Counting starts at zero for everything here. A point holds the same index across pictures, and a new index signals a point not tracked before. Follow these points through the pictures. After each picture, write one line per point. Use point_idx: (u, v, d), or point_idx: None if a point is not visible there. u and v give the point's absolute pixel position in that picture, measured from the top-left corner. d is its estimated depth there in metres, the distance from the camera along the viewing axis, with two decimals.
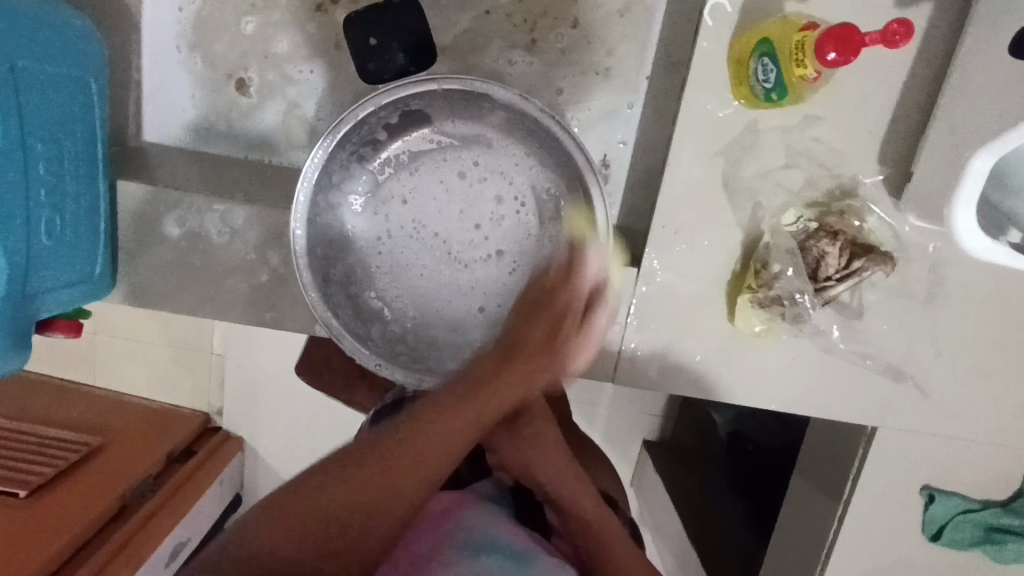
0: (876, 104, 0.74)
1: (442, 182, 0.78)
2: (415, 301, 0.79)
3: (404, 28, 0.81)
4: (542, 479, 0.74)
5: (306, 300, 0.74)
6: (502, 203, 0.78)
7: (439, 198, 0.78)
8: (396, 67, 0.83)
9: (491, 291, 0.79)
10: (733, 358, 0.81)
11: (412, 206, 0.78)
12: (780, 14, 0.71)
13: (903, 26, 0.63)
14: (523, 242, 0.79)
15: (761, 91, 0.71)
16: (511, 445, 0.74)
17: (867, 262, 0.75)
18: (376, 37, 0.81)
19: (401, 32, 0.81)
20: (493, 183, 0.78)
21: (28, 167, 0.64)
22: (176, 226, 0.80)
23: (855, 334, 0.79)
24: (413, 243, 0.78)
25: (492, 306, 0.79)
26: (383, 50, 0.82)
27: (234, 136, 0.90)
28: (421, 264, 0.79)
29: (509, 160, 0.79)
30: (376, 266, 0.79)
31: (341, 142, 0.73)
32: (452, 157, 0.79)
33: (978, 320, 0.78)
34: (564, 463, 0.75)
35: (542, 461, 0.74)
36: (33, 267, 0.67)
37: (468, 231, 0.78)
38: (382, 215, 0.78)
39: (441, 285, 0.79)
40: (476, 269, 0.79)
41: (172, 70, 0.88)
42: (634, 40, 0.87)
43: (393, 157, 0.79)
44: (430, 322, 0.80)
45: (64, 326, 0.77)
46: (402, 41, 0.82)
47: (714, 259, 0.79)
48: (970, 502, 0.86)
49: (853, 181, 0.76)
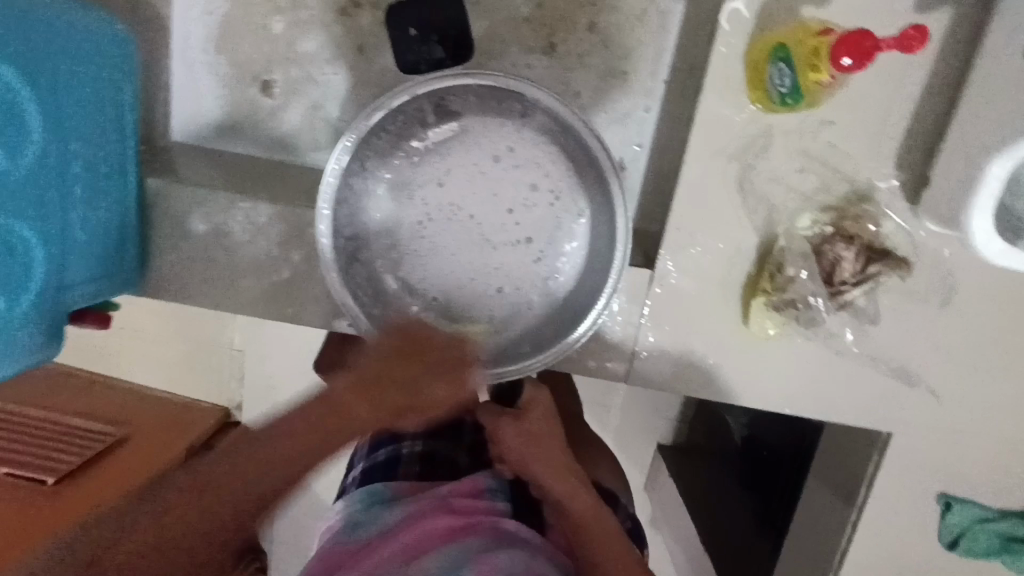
0: (893, 109, 0.73)
1: (475, 166, 0.80)
2: (436, 286, 0.81)
3: (446, 22, 0.82)
4: (539, 473, 0.73)
5: (327, 281, 0.73)
6: (535, 190, 0.80)
7: (472, 183, 0.80)
8: (433, 60, 0.83)
9: (517, 276, 0.81)
10: (748, 360, 0.81)
11: (446, 189, 0.80)
12: (795, 20, 0.72)
13: (918, 32, 0.63)
14: (552, 231, 0.80)
15: (777, 95, 0.71)
16: (513, 434, 0.75)
17: (881, 267, 0.75)
18: (417, 29, 0.81)
19: (442, 27, 0.82)
20: (525, 171, 0.80)
21: (64, 166, 0.67)
22: (202, 223, 0.82)
23: (869, 339, 0.79)
24: (445, 227, 0.80)
25: (514, 291, 0.81)
26: (421, 42, 0.82)
27: (258, 137, 0.92)
28: (451, 248, 0.80)
29: (541, 149, 0.79)
30: (406, 250, 0.80)
31: (371, 133, 0.75)
32: (486, 144, 0.80)
33: (995, 327, 0.78)
34: (560, 459, 0.75)
35: (540, 456, 0.74)
36: (66, 262, 0.70)
37: (500, 215, 0.80)
38: (416, 200, 0.80)
39: (461, 272, 0.80)
40: (504, 254, 0.80)
41: (200, 73, 0.91)
42: (650, 44, 0.87)
43: (425, 142, 0.80)
44: (453, 305, 0.81)
45: (94, 319, 0.79)
46: (441, 33, 0.82)
47: (727, 261, 0.79)
48: (986, 512, 0.85)
49: (868, 186, 0.76)
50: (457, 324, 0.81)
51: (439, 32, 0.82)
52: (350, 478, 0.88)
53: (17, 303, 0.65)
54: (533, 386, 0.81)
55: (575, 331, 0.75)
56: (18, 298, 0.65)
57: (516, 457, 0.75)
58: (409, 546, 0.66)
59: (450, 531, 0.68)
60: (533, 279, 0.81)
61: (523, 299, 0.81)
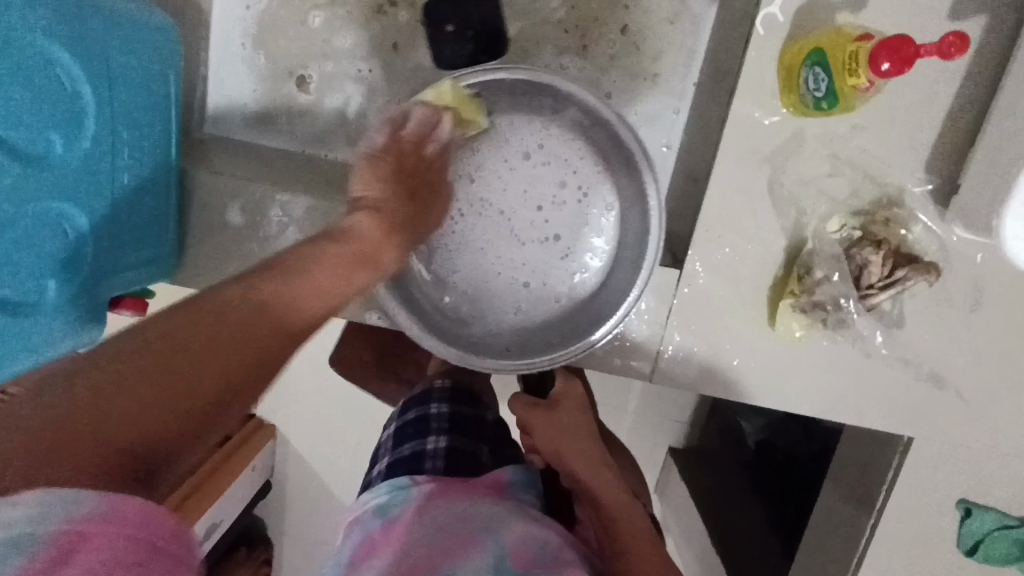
0: (926, 115, 0.74)
1: (505, 163, 0.82)
2: (468, 280, 0.83)
3: (480, 20, 0.85)
4: (572, 467, 0.78)
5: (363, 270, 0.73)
6: (564, 187, 0.82)
7: (502, 180, 0.82)
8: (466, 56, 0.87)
9: (544, 271, 0.83)
10: (774, 362, 0.82)
11: (476, 185, 0.82)
12: (831, 26, 0.73)
13: (959, 38, 0.63)
14: (579, 228, 0.83)
15: (812, 99, 0.73)
16: (546, 429, 0.81)
17: (909, 272, 0.75)
18: (452, 25, 0.85)
19: (476, 25, 0.85)
20: (554, 169, 0.82)
21: (115, 155, 0.69)
22: (239, 213, 0.84)
23: (895, 342, 0.80)
24: (474, 223, 0.82)
25: (541, 287, 0.83)
26: (455, 37, 0.85)
27: (292, 130, 0.94)
28: (480, 242, 0.82)
29: (570, 147, 0.82)
30: (439, 244, 0.82)
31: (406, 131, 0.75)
32: (517, 142, 0.82)
33: (1022, 333, 0.78)
34: (593, 453, 0.80)
35: (574, 449, 0.79)
36: (111, 246, 0.72)
37: (529, 212, 0.82)
38: (447, 195, 0.82)
39: (491, 267, 0.82)
40: (531, 250, 0.82)
41: (237, 66, 0.92)
42: (682, 46, 0.88)
43: (457, 139, 0.81)
44: (481, 298, 0.83)
45: (131, 305, 0.80)
46: (475, 30, 0.85)
47: (755, 263, 0.80)
48: (1009, 518, 0.85)
49: (899, 191, 0.76)
50: (484, 318, 0.83)
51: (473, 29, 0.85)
52: (377, 471, 0.88)
53: (70, 283, 0.68)
54: (565, 377, 0.87)
55: (602, 328, 0.74)
56: (70, 279, 0.68)
57: (549, 449, 0.81)
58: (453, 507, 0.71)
59: (485, 496, 0.75)
60: (559, 275, 0.83)
61: (548, 295, 0.83)
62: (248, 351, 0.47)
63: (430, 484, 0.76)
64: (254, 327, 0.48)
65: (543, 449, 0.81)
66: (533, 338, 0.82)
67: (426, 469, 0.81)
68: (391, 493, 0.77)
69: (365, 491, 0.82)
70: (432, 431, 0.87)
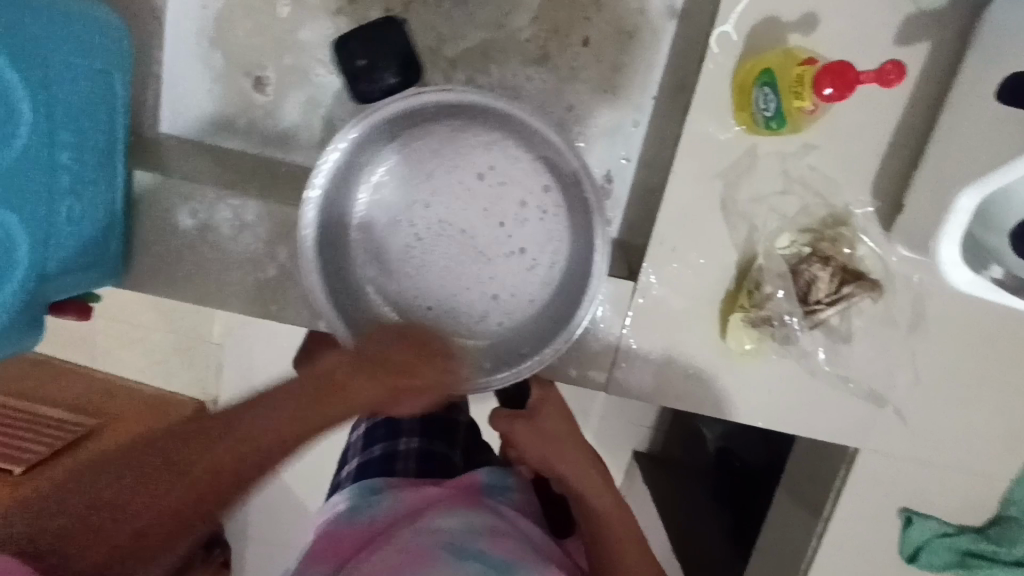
0: (871, 137, 0.76)
1: (459, 184, 0.82)
2: (436, 294, 0.83)
3: (391, 47, 0.81)
4: (563, 473, 0.78)
5: (312, 295, 0.74)
6: (523, 206, 0.81)
7: (457, 201, 0.82)
8: (386, 88, 0.82)
9: (512, 285, 0.82)
10: (724, 375, 0.83)
11: (433, 209, 0.82)
12: (783, 46, 0.74)
13: (897, 67, 0.64)
14: (546, 245, 0.82)
15: (761, 118, 0.73)
16: (532, 438, 0.79)
17: (855, 289, 0.77)
18: (366, 59, 0.81)
19: (388, 52, 0.81)
20: (511, 188, 0.81)
21: (53, 156, 0.66)
22: (189, 217, 0.82)
23: (842, 358, 0.82)
24: (436, 244, 0.82)
25: (509, 299, 0.82)
26: (372, 70, 0.81)
27: (250, 132, 0.92)
28: (444, 262, 0.82)
29: (523, 167, 0.81)
30: (403, 271, 0.83)
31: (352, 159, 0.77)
32: (467, 163, 0.81)
33: (961, 349, 0.81)
34: (576, 455, 0.80)
35: (560, 456, 0.79)
36: (52, 251, 0.70)
37: (492, 228, 0.82)
38: (403, 224, 0.82)
39: (456, 287, 0.82)
40: (496, 267, 0.82)
41: (192, 66, 0.90)
42: (641, 60, 0.89)
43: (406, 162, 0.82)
44: (449, 314, 0.82)
45: (76, 310, 0.79)
46: (392, 58, 0.81)
47: (707, 277, 0.81)
48: (946, 526, 0.87)
49: (846, 210, 0.78)
50: (454, 334, 0.82)
51: (391, 59, 0.81)
52: (345, 473, 0.88)
53: (4, 287, 0.64)
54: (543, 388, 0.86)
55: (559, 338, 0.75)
56: (5, 283, 0.64)
57: (535, 456, 0.80)
58: (423, 521, 0.68)
59: (460, 507, 0.72)
60: (527, 287, 0.82)
61: (518, 309, 0.82)
62: (314, 410, 0.63)
63: (405, 496, 0.74)
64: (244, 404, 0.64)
65: (530, 457, 0.80)
66: (501, 344, 0.82)
67: (396, 471, 0.81)
68: (364, 499, 0.76)
69: (335, 493, 0.82)
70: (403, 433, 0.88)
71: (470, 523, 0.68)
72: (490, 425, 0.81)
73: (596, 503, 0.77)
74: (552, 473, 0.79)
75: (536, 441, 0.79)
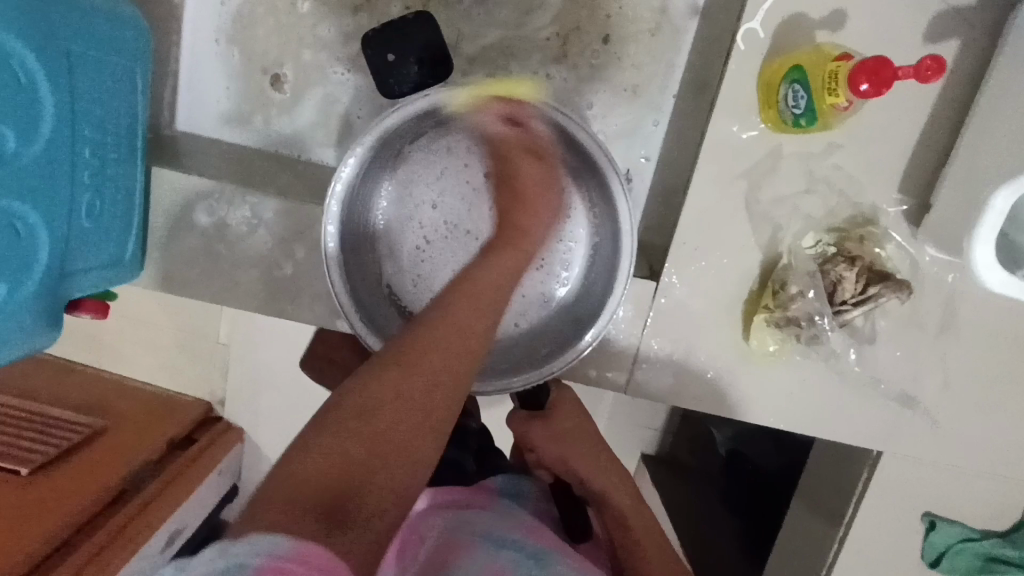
0: (899, 135, 0.75)
1: (467, 184, 0.83)
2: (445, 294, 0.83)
3: (420, 43, 0.84)
4: (580, 472, 0.77)
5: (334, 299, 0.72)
6: None
7: (466, 200, 0.83)
8: (413, 80, 0.85)
9: (520, 284, 0.83)
10: (747, 376, 0.82)
11: (441, 210, 0.84)
12: (811, 44, 0.73)
13: (936, 63, 0.64)
14: (555, 243, 0.83)
15: (791, 116, 0.73)
16: (546, 441, 0.78)
17: (882, 289, 0.76)
18: (394, 52, 0.84)
19: (417, 47, 0.84)
20: None
21: (75, 152, 0.66)
22: (206, 215, 0.82)
23: (867, 359, 0.81)
24: (444, 244, 0.84)
25: (519, 298, 0.83)
26: (400, 66, 0.84)
27: (267, 129, 0.91)
28: (453, 262, 0.84)
29: None
30: (412, 272, 0.84)
31: (372, 158, 0.75)
32: (473, 163, 0.83)
33: (990, 350, 0.80)
34: (597, 456, 0.79)
35: (576, 456, 0.77)
36: (70, 249, 0.69)
37: None
38: (413, 225, 0.84)
39: None
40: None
41: (209, 63, 0.89)
42: (663, 59, 0.89)
43: (415, 162, 0.83)
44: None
45: (92, 308, 0.78)
46: (418, 54, 0.84)
47: (731, 277, 0.80)
48: (970, 531, 0.86)
49: (873, 210, 0.77)
50: None
51: (416, 54, 0.84)
52: None
53: (22, 285, 0.64)
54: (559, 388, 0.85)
55: (584, 340, 0.72)
56: (22, 281, 0.63)
57: (551, 457, 0.78)
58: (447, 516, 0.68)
59: (486, 503, 0.72)
60: (537, 286, 0.83)
61: (529, 307, 0.83)
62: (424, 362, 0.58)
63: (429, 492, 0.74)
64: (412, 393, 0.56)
65: (545, 459, 0.78)
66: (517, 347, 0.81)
67: None
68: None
69: None
70: None
71: (499, 517, 0.69)
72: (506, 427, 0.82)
73: (620, 504, 0.76)
74: (569, 474, 0.77)
75: (550, 444, 0.78)
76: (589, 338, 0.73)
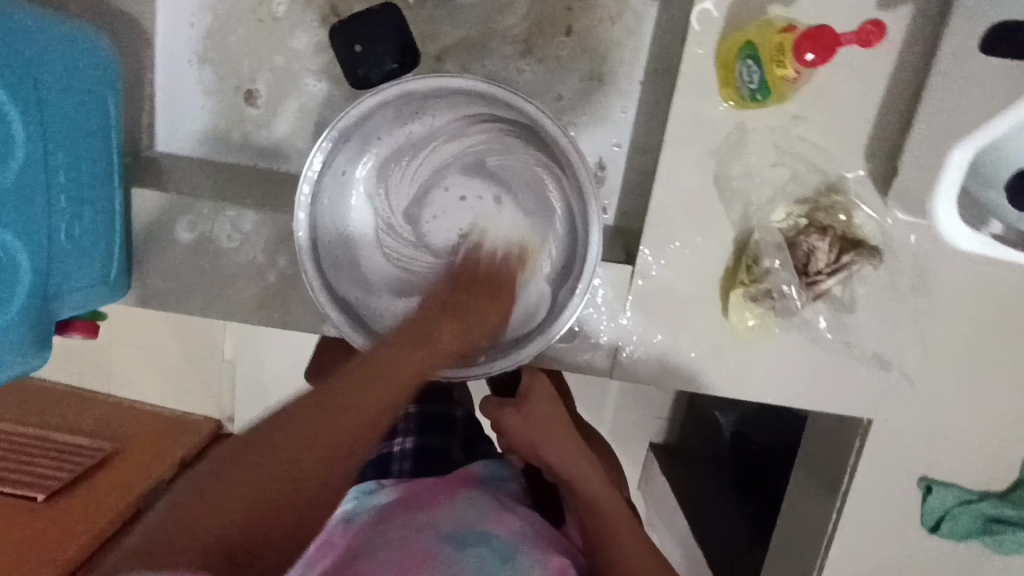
0: (860, 102, 0.76)
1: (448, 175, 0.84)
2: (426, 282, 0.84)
3: (388, 31, 0.85)
4: (550, 460, 0.78)
5: (316, 301, 0.73)
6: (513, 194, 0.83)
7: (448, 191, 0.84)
8: (383, 72, 0.86)
9: None
10: (729, 351, 0.83)
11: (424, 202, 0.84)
12: (763, 18, 0.74)
13: (877, 27, 0.69)
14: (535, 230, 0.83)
15: (747, 92, 0.74)
16: (520, 426, 0.79)
17: (855, 256, 0.77)
18: (361, 44, 0.85)
19: (387, 35, 0.85)
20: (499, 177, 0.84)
21: (49, 175, 0.68)
22: (188, 230, 0.83)
23: (846, 325, 0.81)
24: (428, 235, 0.84)
25: None
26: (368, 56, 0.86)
27: (246, 143, 0.93)
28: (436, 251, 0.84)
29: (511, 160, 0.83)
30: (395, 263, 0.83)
31: (346, 141, 0.75)
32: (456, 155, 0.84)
33: (967, 310, 0.80)
34: (569, 441, 0.79)
35: (550, 442, 0.78)
36: (53, 269, 0.71)
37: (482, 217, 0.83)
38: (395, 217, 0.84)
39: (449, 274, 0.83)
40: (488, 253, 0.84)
41: (185, 83, 0.92)
42: (626, 46, 0.90)
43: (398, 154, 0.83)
44: None
45: (83, 328, 0.81)
46: (385, 43, 0.85)
47: (706, 254, 0.81)
48: (966, 493, 0.86)
49: (840, 178, 0.78)
50: None
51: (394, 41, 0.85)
52: None
53: (8, 305, 0.66)
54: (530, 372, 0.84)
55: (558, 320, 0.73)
56: (6, 304, 0.66)
57: (525, 442, 0.79)
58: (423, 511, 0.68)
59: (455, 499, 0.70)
60: None
61: None
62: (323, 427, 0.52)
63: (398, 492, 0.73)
64: (295, 446, 0.51)
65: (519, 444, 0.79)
66: None
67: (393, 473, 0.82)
68: (359, 499, 0.75)
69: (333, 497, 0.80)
70: (400, 431, 0.86)
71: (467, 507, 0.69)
72: (480, 412, 0.82)
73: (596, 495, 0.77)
74: (542, 460, 0.79)
75: (527, 432, 0.78)
76: (569, 312, 0.73)
